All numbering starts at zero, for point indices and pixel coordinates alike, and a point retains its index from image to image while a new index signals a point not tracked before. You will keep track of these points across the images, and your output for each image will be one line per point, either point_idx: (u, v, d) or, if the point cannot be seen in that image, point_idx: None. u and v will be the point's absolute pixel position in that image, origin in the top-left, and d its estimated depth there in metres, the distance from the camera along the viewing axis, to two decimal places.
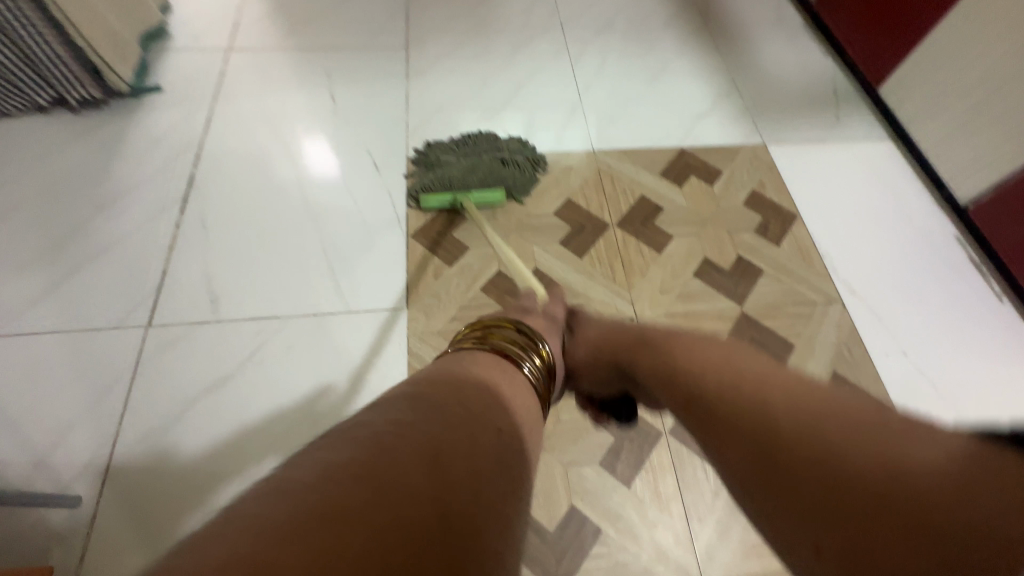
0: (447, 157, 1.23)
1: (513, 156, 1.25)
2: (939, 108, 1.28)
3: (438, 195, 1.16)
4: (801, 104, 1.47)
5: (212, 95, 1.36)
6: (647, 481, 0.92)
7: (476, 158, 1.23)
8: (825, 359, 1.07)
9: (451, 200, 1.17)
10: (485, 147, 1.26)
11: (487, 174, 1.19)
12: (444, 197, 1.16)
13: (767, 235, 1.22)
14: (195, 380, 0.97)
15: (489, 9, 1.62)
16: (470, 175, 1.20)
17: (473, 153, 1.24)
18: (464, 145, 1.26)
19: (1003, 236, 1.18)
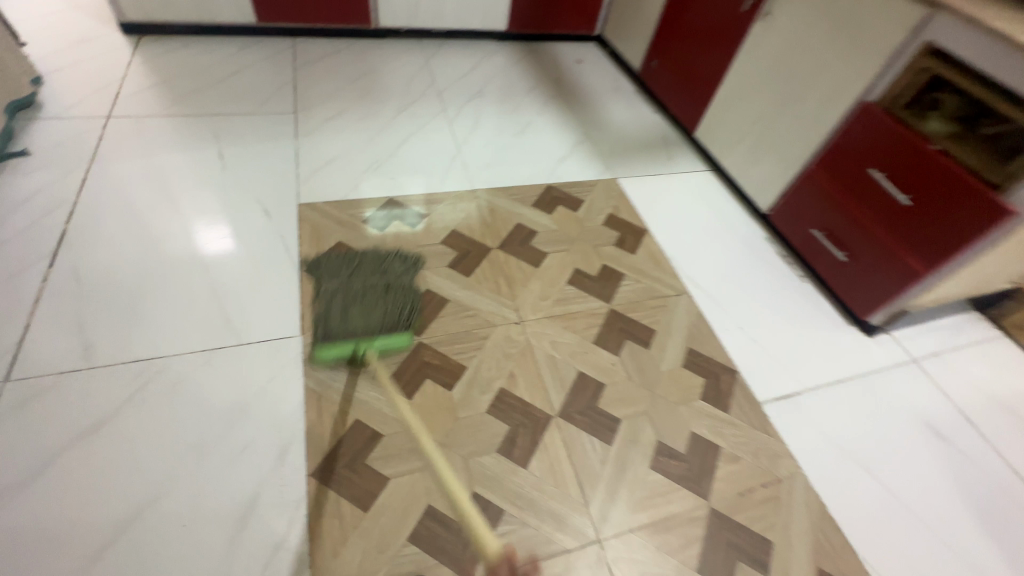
0: (335, 296, 1.10)
1: (404, 285, 1.17)
2: (734, 145, 1.65)
3: (336, 347, 1.00)
4: (640, 148, 1.82)
5: (89, 157, 1.36)
6: (543, 460, 1.00)
7: (370, 296, 1.12)
8: (681, 338, 1.26)
9: (352, 351, 1.02)
10: (372, 278, 1.18)
11: (388, 314, 1.09)
12: (343, 348, 1.00)
13: (625, 246, 1.45)
14: (63, 430, 0.90)
15: (372, 81, 1.83)
16: (370, 316, 1.08)
17: (363, 288, 1.13)
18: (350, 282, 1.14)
19: (792, 230, 1.50)
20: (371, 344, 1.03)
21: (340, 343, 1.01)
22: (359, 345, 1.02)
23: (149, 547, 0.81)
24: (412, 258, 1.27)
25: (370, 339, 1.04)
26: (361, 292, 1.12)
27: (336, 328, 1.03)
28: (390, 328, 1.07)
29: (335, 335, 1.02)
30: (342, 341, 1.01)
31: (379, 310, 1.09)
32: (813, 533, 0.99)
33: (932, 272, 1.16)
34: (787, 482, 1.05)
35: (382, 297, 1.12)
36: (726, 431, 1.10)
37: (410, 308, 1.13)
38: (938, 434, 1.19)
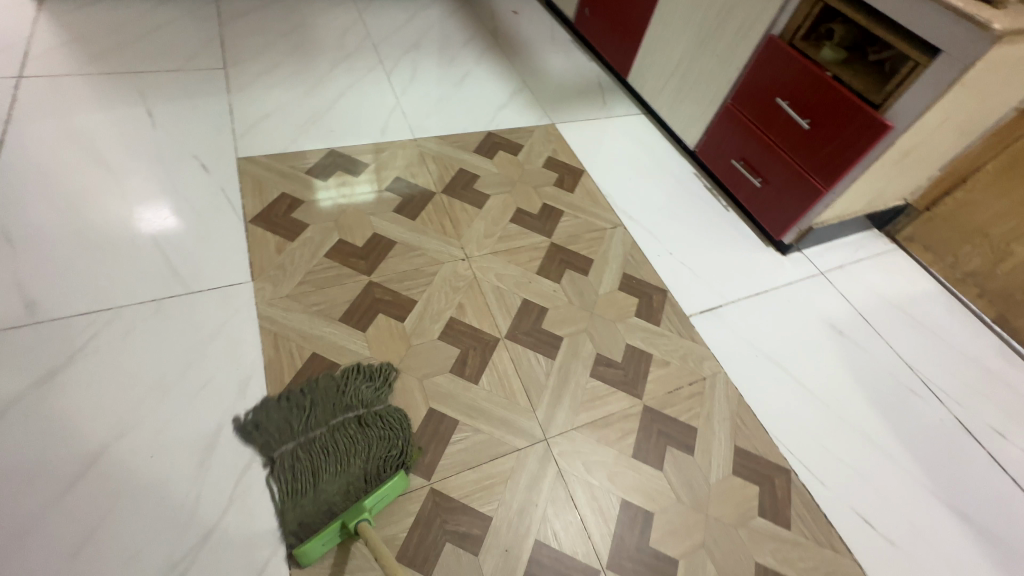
0: (300, 466, 0.88)
1: (380, 415, 0.96)
2: (662, 86, 1.74)
3: (319, 535, 0.80)
4: (577, 95, 1.88)
5: (3, 119, 1.30)
6: (492, 376, 1.09)
7: (342, 448, 0.90)
8: (617, 264, 1.37)
9: (342, 527, 0.82)
10: (335, 415, 0.95)
11: (369, 462, 0.89)
12: (329, 530, 0.81)
13: (564, 186, 1.53)
14: (15, 381, 0.91)
15: (304, 36, 1.79)
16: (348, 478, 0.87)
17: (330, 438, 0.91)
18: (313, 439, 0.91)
19: (716, 164, 1.62)
20: (361, 511, 0.83)
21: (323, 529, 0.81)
22: (346, 518, 0.82)
23: (121, 476, 0.86)
24: (377, 372, 1.03)
25: (358, 505, 0.83)
26: (328, 445, 0.90)
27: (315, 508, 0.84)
28: (376, 481, 0.88)
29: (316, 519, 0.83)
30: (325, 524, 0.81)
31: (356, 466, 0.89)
32: (732, 418, 1.13)
33: (831, 191, 1.31)
34: (710, 379, 1.19)
35: (357, 444, 0.91)
36: (657, 341, 1.23)
37: (394, 443, 0.93)
38: (839, 332, 1.36)
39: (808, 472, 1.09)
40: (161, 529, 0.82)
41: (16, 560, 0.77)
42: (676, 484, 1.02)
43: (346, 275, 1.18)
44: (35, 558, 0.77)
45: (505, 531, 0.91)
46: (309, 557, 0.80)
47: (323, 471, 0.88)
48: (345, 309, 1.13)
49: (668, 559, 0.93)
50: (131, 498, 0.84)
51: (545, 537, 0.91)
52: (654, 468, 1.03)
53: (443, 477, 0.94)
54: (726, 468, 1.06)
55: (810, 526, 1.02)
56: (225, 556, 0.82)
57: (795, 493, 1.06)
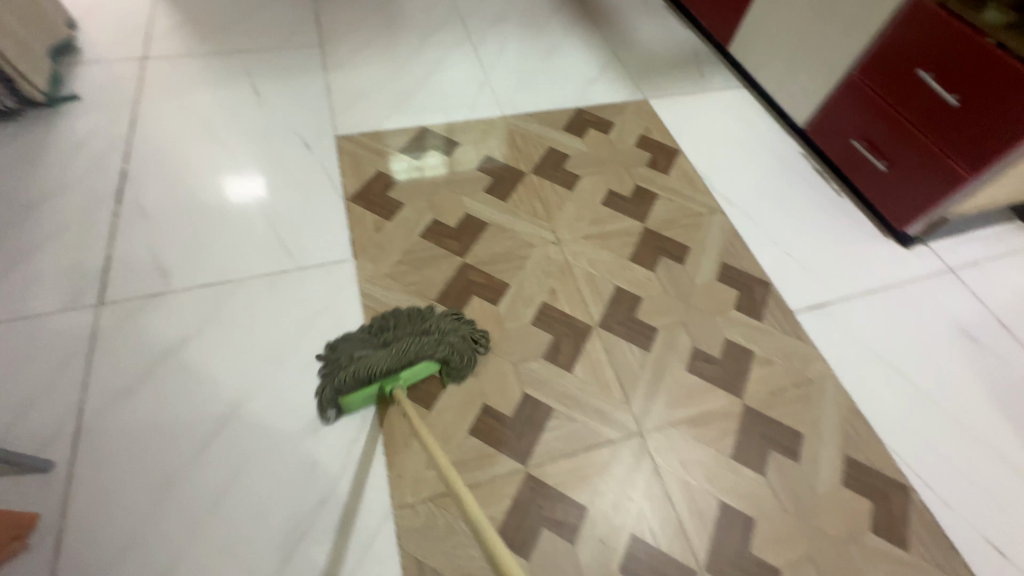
0: (358, 339, 0.99)
1: (447, 322, 1.02)
2: (770, 57, 1.58)
3: (358, 390, 0.93)
4: (671, 67, 1.76)
5: (132, 100, 1.40)
6: (586, 365, 1.07)
7: (396, 333, 0.99)
8: (715, 253, 1.29)
9: (378, 391, 0.94)
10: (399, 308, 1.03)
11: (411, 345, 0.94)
12: (367, 391, 0.93)
13: (658, 167, 1.45)
14: (157, 345, 1.01)
15: (393, 11, 1.79)
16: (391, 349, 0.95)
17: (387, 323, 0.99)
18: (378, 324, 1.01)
19: (830, 145, 1.47)
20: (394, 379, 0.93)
21: (362, 387, 0.92)
22: (383, 384, 0.93)
23: (249, 436, 0.93)
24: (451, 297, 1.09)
25: (394, 376, 0.93)
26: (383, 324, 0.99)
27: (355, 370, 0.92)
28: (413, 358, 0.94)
29: (355, 378, 0.92)
30: (364, 384, 0.93)
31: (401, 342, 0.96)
32: (842, 426, 1.05)
33: (976, 177, 1.15)
34: (818, 381, 1.11)
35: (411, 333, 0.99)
36: (760, 338, 1.15)
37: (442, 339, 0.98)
38: (969, 336, 1.22)
39: (928, 490, 1.00)
40: (284, 491, 0.89)
41: (166, 507, 0.86)
42: (780, 491, 0.96)
43: (441, 256, 1.20)
44: (182, 507, 0.86)
45: (600, 522, 0.91)
46: (349, 407, 0.94)
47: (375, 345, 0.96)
48: (440, 289, 1.14)
49: (771, 568, 0.89)
50: (257, 460, 0.91)
51: (641, 532, 0.90)
52: (755, 471, 0.98)
53: (538, 464, 0.95)
54: (836, 478, 0.99)
55: (930, 549, 0.94)
56: (340, 520, 0.87)
57: (914, 512, 0.97)
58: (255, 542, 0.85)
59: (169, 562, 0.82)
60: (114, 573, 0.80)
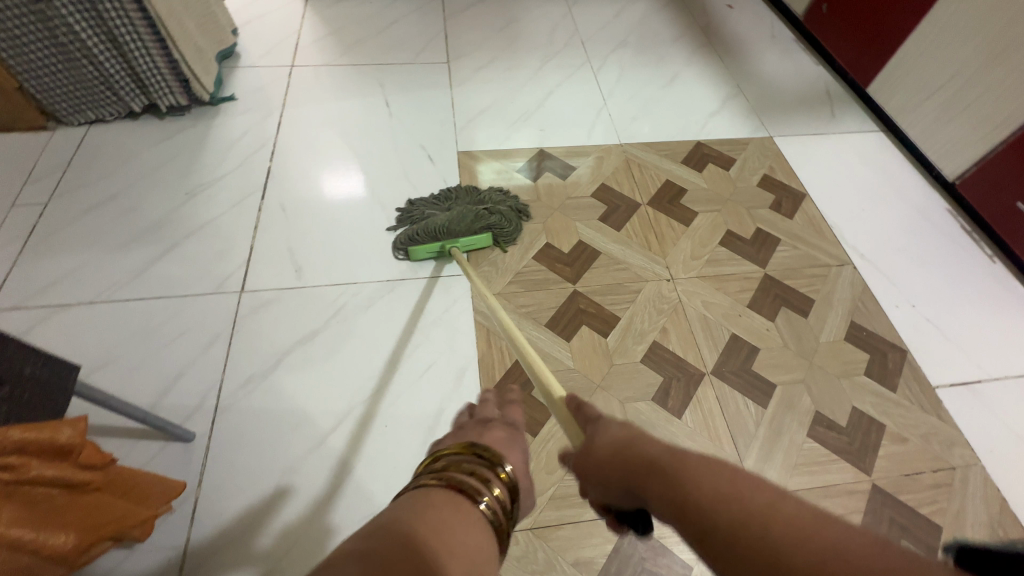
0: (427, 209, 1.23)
1: (499, 206, 1.26)
2: (919, 102, 1.46)
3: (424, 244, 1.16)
4: (799, 104, 1.67)
5: (280, 103, 1.53)
6: (696, 413, 1.03)
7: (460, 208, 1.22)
8: (843, 310, 1.19)
9: (439, 249, 1.17)
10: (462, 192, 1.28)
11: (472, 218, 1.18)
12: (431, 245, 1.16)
13: (781, 210, 1.38)
14: (287, 336, 1.08)
15: (516, 31, 1.83)
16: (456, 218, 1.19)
17: (453, 201, 1.25)
18: (445, 201, 1.26)
19: (987, 204, 1.33)
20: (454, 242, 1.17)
21: (428, 242, 1.16)
22: (445, 244, 1.17)
23: (362, 436, 0.97)
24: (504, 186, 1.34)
25: (454, 238, 1.17)
26: (449, 203, 1.24)
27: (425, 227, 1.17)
28: (471, 229, 1.18)
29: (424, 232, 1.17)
30: (430, 240, 1.16)
31: (464, 215, 1.19)
32: (990, 527, 0.93)
33: None
34: (961, 469, 0.99)
35: (472, 208, 1.22)
36: (893, 412, 1.05)
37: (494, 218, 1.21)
38: None
39: None
40: (392, 496, 0.91)
41: (286, 492, 0.91)
42: None
43: (552, 280, 1.19)
44: (300, 496, 0.91)
45: None
46: (414, 257, 1.17)
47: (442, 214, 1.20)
48: (551, 315, 1.14)
49: None
50: (368, 460, 0.95)
51: None
52: None
53: None
54: None
55: None
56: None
57: None
58: None
59: (284, 546, 0.86)
60: (236, 549, 0.85)
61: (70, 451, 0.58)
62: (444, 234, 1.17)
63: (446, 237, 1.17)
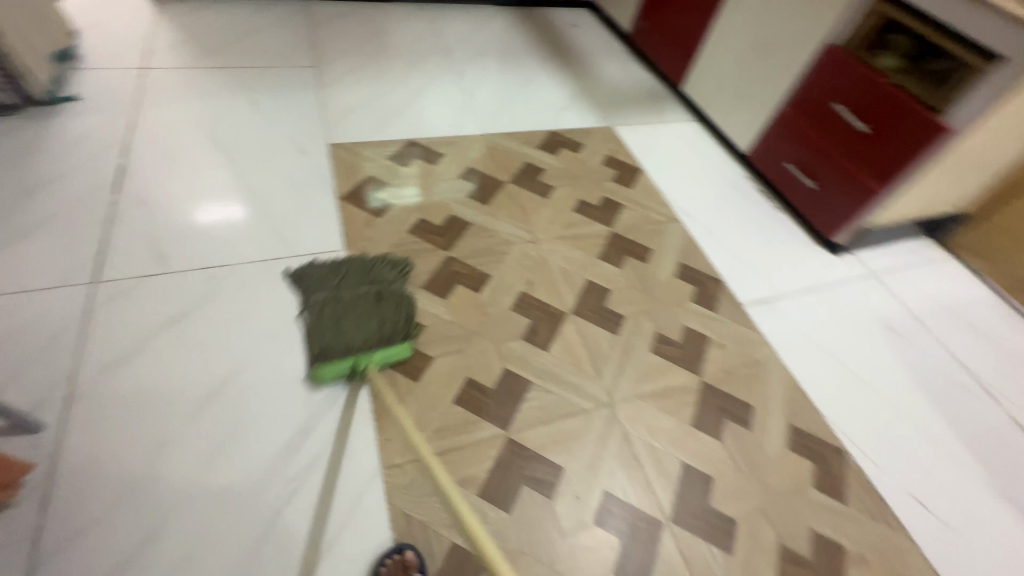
0: (325, 315, 1.07)
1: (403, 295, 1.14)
2: (717, 94, 1.82)
3: (332, 365, 1.00)
4: (632, 100, 1.99)
5: (132, 103, 1.48)
6: (561, 344, 1.18)
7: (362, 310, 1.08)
8: (674, 254, 1.44)
9: (353, 367, 1.01)
10: (362, 286, 1.14)
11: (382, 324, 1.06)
12: (342, 365, 1.00)
13: (622, 182, 1.63)
14: (151, 319, 1.04)
15: (383, 40, 1.96)
16: (364, 328, 1.05)
17: (356, 301, 1.10)
18: (344, 300, 1.10)
19: (768, 168, 1.70)
20: (371, 357, 1.02)
21: (338, 362, 1.00)
22: (358, 360, 1.01)
23: (240, 403, 0.97)
24: (400, 263, 1.22)
25: (369, 353, 1.02)
26: (352, 303, 1.09)
27: (332, 344, 1.02)
28: (386, 339, 1.05)
29: (333, 351, 1.01)
30: (339, 359, 1.00)
31: (375, 324, 1.06)
32: (786, 399, 1.19)
33: (886, 192, 1.36)
34: (765, 361, 1.25)
35: (377, 310, 1.09)
36: (714, 325, 1.29)
37: (404, 313, 1.10)
38: (891, 329, 1.40)
39: (859, 451, 1.13)
40: (278, 452, 0.93)
41: (157, 465, 0.88)
42: (734, 453, 1.07)
43: (427, 249, 1.30)
44: (174, 467, 0.88)
45: (576, 480, 0.98)
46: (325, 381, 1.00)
47: (346, 320, 1.06)
48: (427, 277, 1.24)
49: (729, 519, 0.99)
50: (249, 424, 0.95)
51: (612, 489, 0.98)
52: (713, 437, 1.09)
53: (518, 429, 1.03)
54: (781, 442, 1.11)
55: (864, 502, 1.05)
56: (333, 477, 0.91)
57: (848, 469, 1.10)
58: (246, 500, 0.87)
59: (157, 517, 0.83)
60: (101, 529, 0.81)
61: None
62: (357, 350, 1.02)
63: (360, 352, 1.02)
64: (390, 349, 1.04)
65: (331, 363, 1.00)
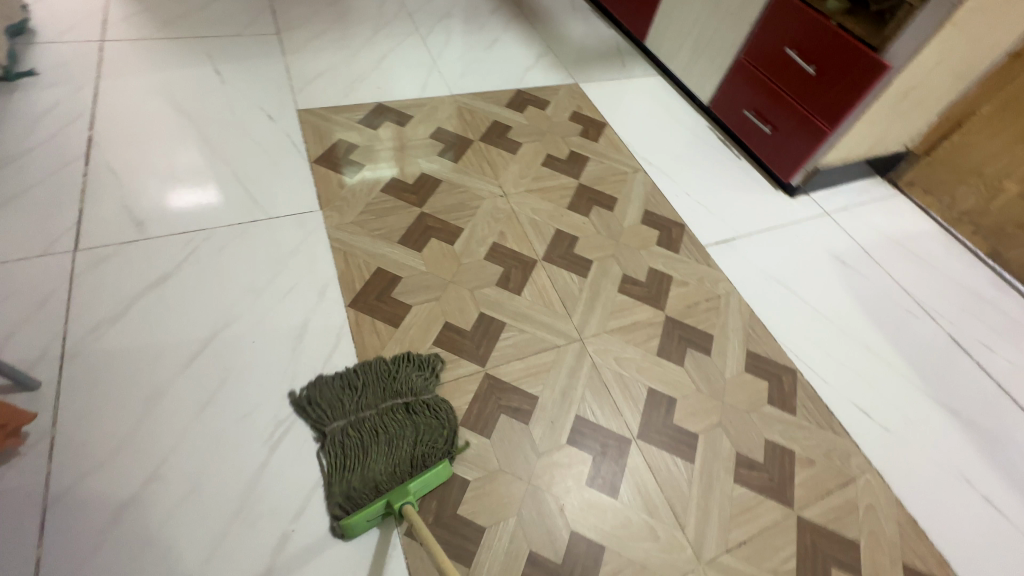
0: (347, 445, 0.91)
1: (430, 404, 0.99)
2: (678, 47, 1.86)
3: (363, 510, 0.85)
4: (597, 57, 2.01)
5: (93, 75, 1.46)
6: (533, 289, 1.24)
7: (389, 435, 0.93)
8: (639, 202, 1.51)
9: (386, 506, 0.86)
10: (385, 401, 0.98)
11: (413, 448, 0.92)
12: (373, 509, 0.85)
13: (589, 136, 1.68)
14: (135, 282, 1.08)
15: (345, 5, 1.94)
16: (395, 461, 0.90)
17: (385, 425, 0.94)
18: (364, 424, 0.94)
19: (728, 118, 1.76)
20: (405, 493, 0.86)
21: (368, 505, 0.85)
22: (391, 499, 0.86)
23: (231, 355, 1.02)
24: (428, 361, 1.05)
25: (403, 487, 0.87)
26: (377, 428, 0.94)
27: (361, 485, 0.87)
28: (419, 467, 0.91)
29: (362, 494, 0.87)
30: (370, 501, 0.85)
31: (405, 453, 0.91)
32: (744, 328, 1.28)
33: (835, 131, 1.43)
34: (725, 296, 1.34)
35: (404, 432, 0.94)
36: (677, 265, 1.37)
37: (437, 430, 0.96)
38: (843, 262, 1.49)
39: (811, 371, 1.23)
40: (269, 396, 0.99)
41: (154, 413, 0.93)
42: (695, 377, 1.17)
43: (400, 207, 1.34)
44: (171, 414, 0.94)
45: (550, 407, 1.06)
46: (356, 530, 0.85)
47: (372, 449, 0.91)
48: (402, 233, 1.28)
49: (691, 433, 1.08)
50: (240, 372, 1.00)
51: (584, 414, 1.07)
52: (676, 364, 1.18)
53: (495, 366, 1.10)
54: (739, 365, 1.21)
55: (813, 413, 1.16)
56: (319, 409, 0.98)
57: (800, 386, 1.20)
58: (242, 440, 0.93)
59: (158, 459, 0.89)
60: (107, 472, 0.86)
61: None
62: (388, 487, 0.87)
63: (392, 488, 0.87)
64: (426, 478, 0.90)
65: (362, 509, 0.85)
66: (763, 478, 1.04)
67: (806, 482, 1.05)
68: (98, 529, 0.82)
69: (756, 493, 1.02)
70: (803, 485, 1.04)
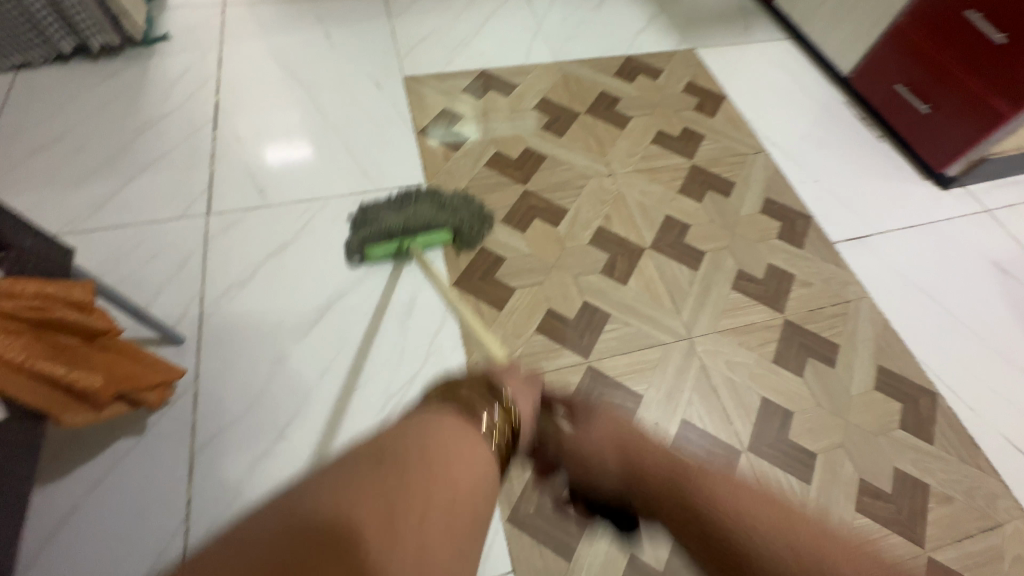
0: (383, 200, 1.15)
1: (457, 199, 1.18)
2: (817, 8, 1.63)
3: (380, 245, 1.10)
4: (717, 18, 1.81)
5: (218, 40, 1.52)
6: (639, 280, 1.18)
7: (415, 199, 1.15)
8: (759, 189, 1.37)
9: (396, 248, 1.11)
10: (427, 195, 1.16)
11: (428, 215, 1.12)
12: (387, 247, 1.10)
13: (704, 110, 1.53)
14: (261, 248, 1.14)
15: None
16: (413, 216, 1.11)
17: (414, 198, 1.15)
18: (400, 192, 1.17)
19: (873, 92, 1.53)
20: (413, 241, 1.10)
21: (384, 242, 1.10)
22: (402, 242, 1.11)
23: (346, 325, 1.06)
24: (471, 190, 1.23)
25: (411, 237, 1.11)
26: (408, 198, 1.15)
27: (381, 227, 1.10)
28: (431, 228, 1.12)
29: (379, 235, 1.10)
30: (386, 239, 1.10)
31: (422, 215, 1.12)
32: (876, 339, 1.15)
33: (1017, 116, 1.20)
34: (855, 301, 1.20)
35: (427, 202, 1.15)
36: (800, 263, 1.24)
37: (454, 213, 1.15)
38: (1003, 270, 1.28)
39: (954, 396, 1.09)
40: (380, 369, 1.02)
41: (279, 376, 0.99)
42: (815, 391, 1.07)
43: (504, 183, 1.30)
44: (293, 377, 0.99)
45: (654, 408, 1.02)
46: (370, 258, 1.11)
47: (397, 207, 1.14)
48: (506, 212, 1.25)
49: (808, 452, 1.00)
50: (354, 343, 1.04)
51: (691, 419, 1.01)
52: (794, 374, 1.08)
53: (598, 358, 1.06)
54: (867, 382, 1.09)
55: (954, 444, 1.03)
56: None
57: (940, 412, 1.06)
58: (356, 409, 0.97)
59: (284, 419, 0.95)
60: (242, 427, 0.94)
61: (99, 333, 0.68)
62: (401, 235, 1.10)
63: (404, 236, 1.11)
64: (432, 237, 1.12)
65: (380, 242, 1.10)
66: (889, 510, 0.95)
67: (940, 521, 0.94)
68: (235, 478, 0.90)
69: (881, 526, 0.93)
70: (936, 523, 0.94)
